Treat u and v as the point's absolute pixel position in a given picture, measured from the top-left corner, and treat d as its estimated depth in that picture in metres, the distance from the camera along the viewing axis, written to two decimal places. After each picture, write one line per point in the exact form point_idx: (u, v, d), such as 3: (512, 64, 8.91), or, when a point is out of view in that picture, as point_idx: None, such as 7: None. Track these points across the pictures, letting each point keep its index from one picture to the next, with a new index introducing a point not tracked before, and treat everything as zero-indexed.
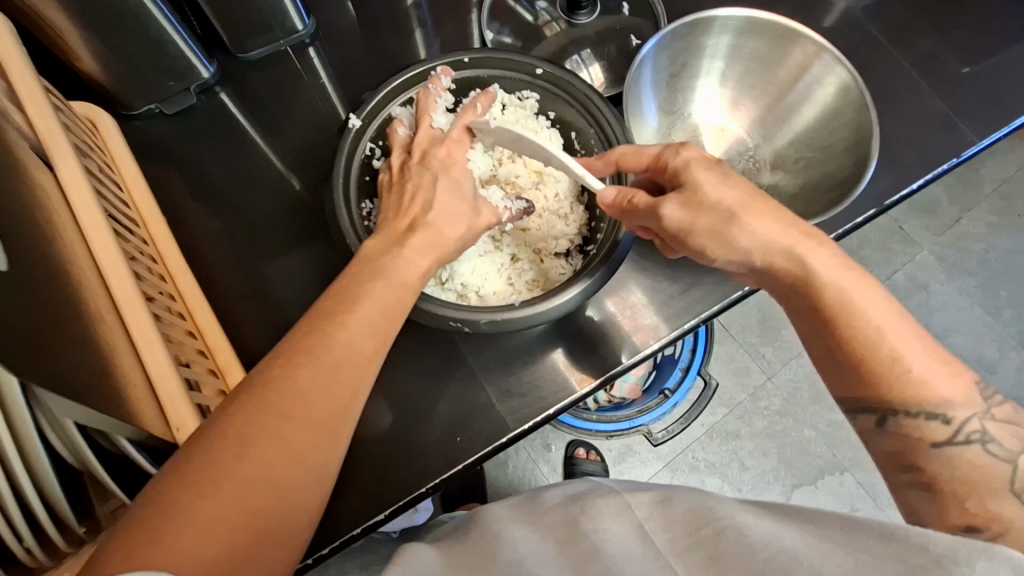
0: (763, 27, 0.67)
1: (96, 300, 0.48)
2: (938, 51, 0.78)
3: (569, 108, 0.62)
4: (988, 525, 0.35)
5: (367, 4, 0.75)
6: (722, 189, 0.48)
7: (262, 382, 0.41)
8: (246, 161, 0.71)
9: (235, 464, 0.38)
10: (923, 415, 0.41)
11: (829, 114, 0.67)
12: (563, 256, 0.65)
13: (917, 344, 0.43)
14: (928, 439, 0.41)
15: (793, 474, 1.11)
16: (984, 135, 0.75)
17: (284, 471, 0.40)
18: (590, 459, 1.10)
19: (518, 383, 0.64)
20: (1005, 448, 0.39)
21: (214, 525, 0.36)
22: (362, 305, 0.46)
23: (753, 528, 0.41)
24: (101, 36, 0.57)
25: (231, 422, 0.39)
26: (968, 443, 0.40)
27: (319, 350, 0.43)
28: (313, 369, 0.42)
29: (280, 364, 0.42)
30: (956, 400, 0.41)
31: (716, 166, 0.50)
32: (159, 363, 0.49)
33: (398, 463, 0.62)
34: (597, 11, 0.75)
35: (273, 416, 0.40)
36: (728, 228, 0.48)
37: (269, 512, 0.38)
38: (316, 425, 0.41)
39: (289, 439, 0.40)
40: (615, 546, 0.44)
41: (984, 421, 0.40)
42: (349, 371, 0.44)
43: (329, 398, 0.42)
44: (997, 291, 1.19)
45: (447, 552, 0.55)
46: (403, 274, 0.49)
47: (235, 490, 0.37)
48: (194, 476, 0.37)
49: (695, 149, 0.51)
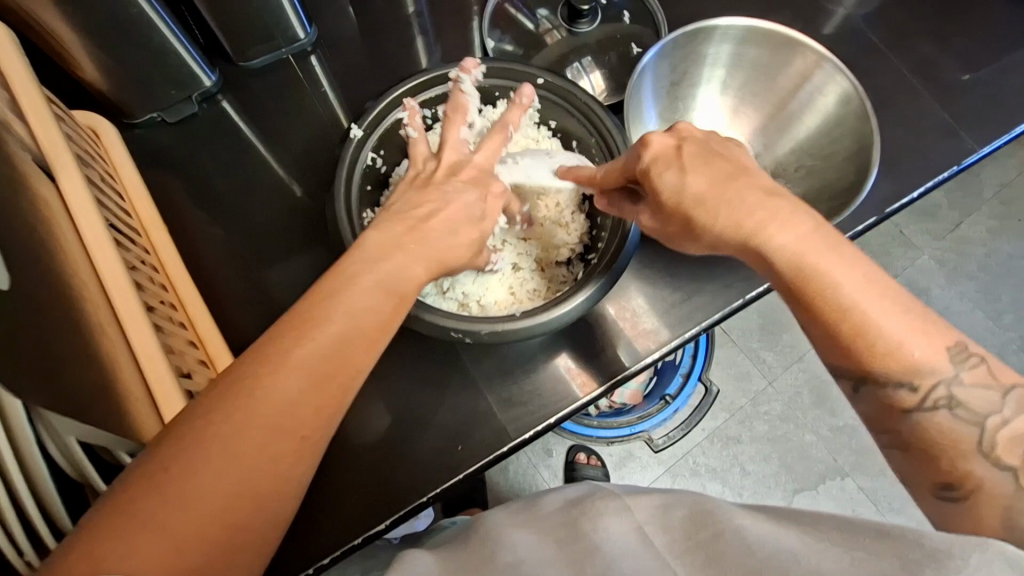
0: (764, 36, 0.67)
1: (97, 314, 0.48)
2: (938, 58, 0.78)
3: (575, 121, 0.62)
4: (961, 484, 0.37)
5: (367, 11, 0.75)
6: (682, 184, 0.46)
7: (227, 396, 0.38)
8: (248, 169, 0.71)
9: (192, 488, 0.35)
10: (891, 384, 0.40)
11: (831, 123, 0.67)
12: (564, 264, 0.66)
13: (888, 309, 0.39)
14: (898, 406, 0.40)
15: (793, 479, 1.11)
16: (984, 142, 0.75)
17: (249, 493, 0.37)
18: (591, 464, 1.10)
19: (518, 392, 0.64)
20: (972, 411, 0.38)
21: (185, 537, 0.34)
22: (339, 313, 0.42)
23: (753, 529, 0.41)
24: (103, 46, 0.57)
25: (191, 442, 0.36)
26: (935, 409, 0.39)
27: (290, 363, 0.40)
28: (283, 384, 0.39)
29: (245, 377, 0.39)
30: (927, 365, 0.39)
31: (676, 160, 0.47)
32: (159, 374, 0.48)
33: (399, 472, 0.62)
34: (598, 19, 0.75)
35: (255, 423, 0.38)
36: (694, 229, 0.47)
37: (235, 534, 0.36)
38: (285, 444, 0.39)
39: (255, 459, 0.37)
40: (617, 544, 0.44)
41: (952, 386, 0.38)
42: (323, 384, 0.40)
43: (301, 413, 0.39)
44: (998, 295, 1.19)
45: (444, 559, 0.54)
46: (386, 280, 0.46)
47: (208, 500, 0.35)
48: (149, 501, 0.34)
49: (657, 143, 0.49)
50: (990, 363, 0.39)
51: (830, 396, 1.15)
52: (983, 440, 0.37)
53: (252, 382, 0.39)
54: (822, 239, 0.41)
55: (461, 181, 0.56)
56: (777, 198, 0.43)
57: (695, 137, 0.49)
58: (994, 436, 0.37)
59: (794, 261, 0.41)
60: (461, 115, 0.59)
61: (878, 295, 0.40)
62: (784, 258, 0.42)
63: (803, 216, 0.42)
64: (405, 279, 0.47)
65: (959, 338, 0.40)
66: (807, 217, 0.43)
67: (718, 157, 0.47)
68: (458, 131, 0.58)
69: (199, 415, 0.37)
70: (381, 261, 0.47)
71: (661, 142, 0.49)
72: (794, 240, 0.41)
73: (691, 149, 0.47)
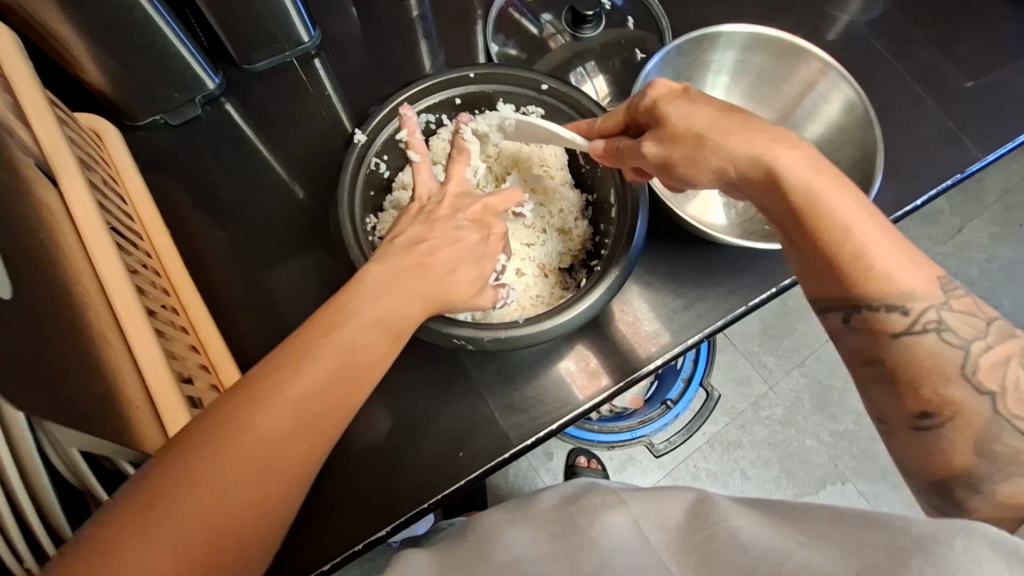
0: (767, 43, 0.67)
1: (99, 320, 0.48)
2: (943, 66, 0.78)
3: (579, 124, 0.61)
4: (939, 410, 0.37)
5: (371, 14, 0.75)
6: (691, 113, 0.46)
7: (209, 438, 0.38)
8: (250, 172, 0.71)
9: (171, 534, 0.35)
10: (885, 307, 0.40)
11: (834, 131, 0.67)
12: (566, 271, 0.66)
13: (878, 237, 0.40)
14: (888, 331, 0.40)
15: (794, 484, 1.11)
16: (988, 150, 0.74)
17: (237, 521, 0.38)
18: (591, 468, 1.08)
19: (521, 399, 0.64)
20: (958, 334, 0.39)
21: (187, 538, 0.35)
22: (323, 355, 0.42)
23: (747, 531, 0.40)
24: (106, 49, 0.57)
25: (170, 484, 0.36)
26: (925, 332, 0.39)
27: (273, 406, 0.40)
28: (267, 426, 0.39)
29: (227, 418, 0.39)
30: (920, 292, 0.39)
31: (684, 97, 0.48)
32: (162, 383, 0.48)
33: (400, 477, 0.62)
34: (602, 25, 0.74)
35: (257, 429, 0.39)
36: (700, 155, 0.46)
37: (235, 535, 0.38)
38: (265, 487, 0.39)
39: (234, 502, 0.37)
40: (614, 539, 0.44)
41: (942, 311, 0.39)
42: (307, 427, 0.41)
43: (282, 456, 0.40)
44: (1000, 301, 1.19)
45: (441, 556, 0.53)
46: (374, 318, 0.46)
47: (209, 502, 0.36)
48: (122, 552, 0.34)
49: (662, 85, 0.49)
50: (974, 296, 0.41)
51: (832, 401, 1.14)
52: (966, 363, 0.38)
53: (234, 425, 0.38)
54: (827, 169, 0.42)
55: (462, 216, 0.56)
56: (778, 129, 0.44)
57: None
58: (977, 360, 0.38)
59: (800, 178, 0.41)
60: (462, 160, 0.59)
61: (888, 238, 0.40)
62: (791, 177, 0.41)
63: (804, 149, 0.43)
64: (394, 317, 0.47)
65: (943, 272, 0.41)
66: (808, 152, 0.43)
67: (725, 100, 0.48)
68: (462, 169, 0.59)
69: (179, 456, 0.37)
70: (372, 297, 0.46)
71: (667, 85, 0.49)
72: (797, 160, 0.42)
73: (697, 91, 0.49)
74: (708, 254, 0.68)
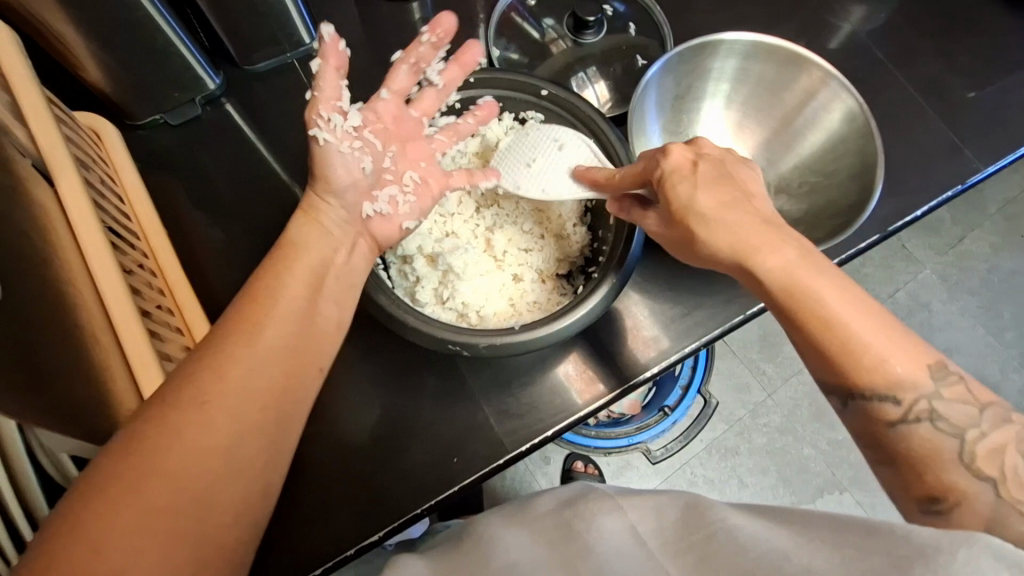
0: (767, 51, 0.67)
1: (90, 320, 0.47)
2: (945, 76, 0.78)
3: (587, 156, 0.60)
4: (945, 496, 0.38)
5: (373, 16, 0.75)
6: (694, 195, 0.48)
7: (188, 382, 0.42)
8: (249, 173, 0.71)
9: (168, 467, 0.39)
10: (878, 397, 0.41)
11: (835, 140, 0.67)
12: (564, 276, 0.66)
13: (868, 327, 0.41)
14: (883, 419, 0.41)
15: (792, 492, 1.10)
16: (989, 161, 0.74)
17: (224, 466, 0.41)
18: (588, 473, 1.09)
19: (516, 404, 0.64)
20: (952, 424, 0.39)
21: (176, 481, 0.39)
22: (285, 300, 0.47)
23: (745, 530, 0.40)
24: (107, 48, 0.58)
25: (160, 427, 0.39)
26: (918, 421, 0.40)
27: (246, 348, 0.44)
28: (245, 375, 0.43)
29: (204, 368, 0.43)
30: (908, 380, 0.41)
31: (693, 173, 0.49)
32: (149, 385, 0.47)
33: (393, 481, 0.61)
34: (603, 31, 0.75)
35: (235, 378, 0.43)
36: (693, 238, 0.49)
37: (222, 478, 0.41)
38: (254, 423, 0.43)
39: (228, 435, 0.41)
40: (610, 544, 0.44)
41: (933, 401, 0.40)
42: (281, 363, 0.45)
43: (262, 389, 0.44)
44: (1000, 312, 1.19)
45: (437, 562, 0.52)
46: (320, 264, 0.51)
47: (196, 447, 0.40)
48: (116, 495, 0.37)
49: (677, 154, 0.50)
50: (966, 381, 0.41)
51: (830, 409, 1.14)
52: (964, 452, 0.38)
53: (211, 367, 0.42)
54: (806, 264, 0.44)
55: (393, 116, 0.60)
56: (772, 227, 0.46)
57: (712, 157, 0.51)
58: (974, 449, 0.38)
59: (782, 284, 0.44)
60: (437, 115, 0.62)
61: (883, 334, 0.42)
62: (771, 274, 0.44)
63: (798, 249, 0.45)
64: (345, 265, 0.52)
65: (938, 357, 0.42)
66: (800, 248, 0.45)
67: (732, 180, 0.50)
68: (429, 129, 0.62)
69: (164, 402, 0.41)
70: (317, 244, 0.52)
71: (682, 154, 0.50)
72: (784, 266, 0.44)
73: (708, 165, 0.50)
74: None
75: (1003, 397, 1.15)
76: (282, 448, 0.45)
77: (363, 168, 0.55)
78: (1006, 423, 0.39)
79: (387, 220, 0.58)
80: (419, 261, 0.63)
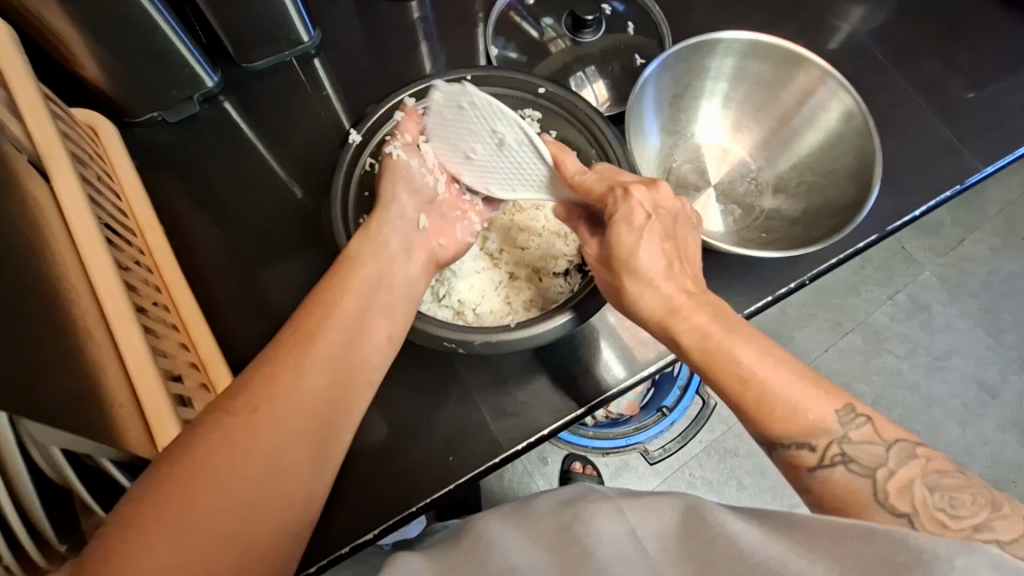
0: (767, 51, 0.67)
1: (84, 316, 0.48)
2: (944, 76, 0.78)
3: (530, 154, 0.56)
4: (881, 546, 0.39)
5: (373, 15, 0.75)
6: (639, 250, 0.50)
7: (243, 391, 0.44)
8: (248, 171, 0.71)
9: (216, 471, 0.39)
10: (796, 445, 0.42)
11: (833, 139, 0.67)
12: (562, 275, 0.64)
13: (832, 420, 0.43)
14: (804, 467, 0.42)
15: (791, 493, 1.10)
16: (987, 162, 0.74)
17: (273, 475, 0.42)
18: (586, 473, 1.08)
19: (512, 403, 0.64)
20: (863, 464, 0.41)
21: (229, 487, 0.39)
22: (335, 314, 0.49)
23: (743, 535, 0.39)
24: (106, 46, 0.58)
25: (215, 433, 0.41)
26: (834, 465, 0.41)
27: (298, 359, 0.45)
28: (298, 386, 0.44)
29: (261, 380, 0.44)
30: (825, 427, 0.42)
31: (640, 225, 0.51)
32: (147, 379, 0.48)
33: (389, 481, 0.61)
34: (602, 30, 0.75)
35: (288, 389, 0.44)
36: (622, 277, 0.52)
37: (271, 487, 0.41)
38: (303, 434, 0.44)
39: (279, 445, 0.42)
40: (609, 549, 0.43)
41: (844, 445, 0.41)
42: (328, 375, 0.46)
43: (311, 400, 0.45)
44: (1000, 314, 1.19)
45: (435, 560, 0.52)
46: (369, 280, 0.52)
47: (249, 453, 0.41)
48: (171, 501, 0.37)
49: (642, 201, 0.51)
50: (877, 422, 0.42)
51: None
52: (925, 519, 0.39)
53: (266, 376, 0.44)
54: None
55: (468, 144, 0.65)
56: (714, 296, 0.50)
57: (668, 212, 0.52)
58: None
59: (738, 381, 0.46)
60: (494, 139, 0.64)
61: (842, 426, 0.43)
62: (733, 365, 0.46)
63: (716, 311, 0.48)
64: (391, 279, 0.54)
65: (850, 401, 0.43)
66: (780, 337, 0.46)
67: (676, 241, 0.52)
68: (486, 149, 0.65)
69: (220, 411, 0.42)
70: (368, 260, 0.53)
71: (645, 203, 0.51)
72: (700, 329, 0.47)
73: (661, 221, 0.52)
74: (705, 260, 0.67)
75: (1002, 400, 1.15)
76: (327, 459, 0.45)
77: (428, 182, 0.60)
78: (912, 458, 0.40)
79: (447, 224, 0.62)
80: None
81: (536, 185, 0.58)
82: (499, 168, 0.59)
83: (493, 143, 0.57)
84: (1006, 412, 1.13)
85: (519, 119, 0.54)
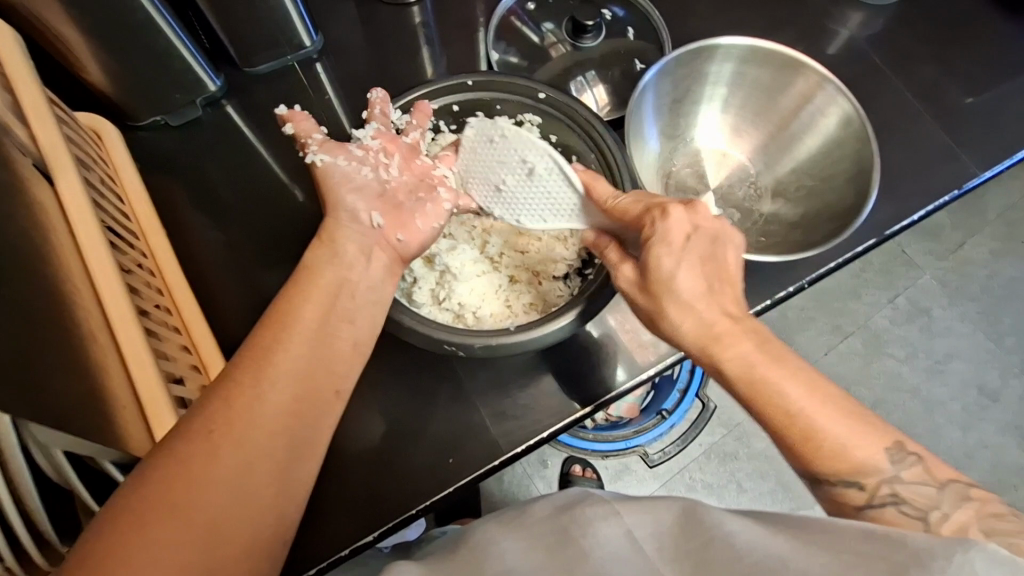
0: (765, 56, 0.67)
1: (88, 318, 0.48)
2: (942, 82, 0.78)
3: (558, 181, 0.56)
4: None
5: (373, 20, 0.76)
6: (674, 271, 0.48)
7: (203, 410, 0.42)
8: (249, 175, 0.72)
9: (181, 498, 0.38)
10: (842, 483, 0.42)
11: (831, 144, 0.67)
12: (561, 279, 0.65)
13: (830, 421, 0.43)
14: (850, 504, 0.42)
15: (792, 497, 1.10)
16: (986, 166, 0.74)
17: (243, 494, 0.41)
18: (586, 476, 1.08)
19: (512, 405, 0.64)
20: (914, 507, 0.41)
21: (194, 514, 0.38)
22: (298, 323, 0.46)
23: (741, 536, 0.39)
24: (111, 51, 0.58)
25: (163, 465, 0.39)
26: (883, 505, 0.42)
27: (257, 375, 0.43)
28: (260, 405, 0.42)
29: (220, 401, 0.42)
30: (870, 467, 0.42)
31: (680, 248, 0.48)
32: (148, 380, 0.49)
33: (388, 483, 0.61)
34: (601, 35, 0.75)
35: (251, 408, 0.42)
36: (659, 300, 0.49)
37: (241, 509, 0.40)
38: (271, 452, 0.42)
39: (246, 466, 0.41)
40: (608, 549, 0.43)
41: (894, 485, 0.42)
42: (293, 391, 0.44)
43: (263, 418, 0.42)
44: (999, 318, 1.19)
45: (430, 565, 0.52)
46: (337, 283, 0.49)
47: (216, 477, 0.40)
48: (133, 532, 0.36)
49: (677, 223, 0.49)
50: (924, 463, 0.42)
51: None
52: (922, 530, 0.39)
53: (224, 398, 0.42)
54: (765, 355, 0.46)
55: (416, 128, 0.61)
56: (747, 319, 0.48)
57: (707, 232, 0.49)
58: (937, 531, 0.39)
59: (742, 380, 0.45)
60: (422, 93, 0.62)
61: (843, 424, 0.43)
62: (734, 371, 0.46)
63: (759, 339, 0.47)
64: (350, 281, 0.50)
65: (895, 439, 0.43)
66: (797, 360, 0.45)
67: (716, 262, 0.50)
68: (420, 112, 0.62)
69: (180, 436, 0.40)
70: (327, 267, 0.50)
71: (680, 226, 0.49)
72: (746, 359, 0.46)
73: (699, 242, 0.49)
74: None
75: (1003, 405, 1.15)
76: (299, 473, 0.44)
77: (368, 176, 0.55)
78: (964, 502, 0.40)
79: (405, 214, 0.56)
80: (418, 262, 0.63)
81: (566, 213, 0.57)
82: (522, 199, 0.59)
83: (520, 171, 0.58)
84: (1007, 416, 1.13)
85: (548, 147, 0.56)
